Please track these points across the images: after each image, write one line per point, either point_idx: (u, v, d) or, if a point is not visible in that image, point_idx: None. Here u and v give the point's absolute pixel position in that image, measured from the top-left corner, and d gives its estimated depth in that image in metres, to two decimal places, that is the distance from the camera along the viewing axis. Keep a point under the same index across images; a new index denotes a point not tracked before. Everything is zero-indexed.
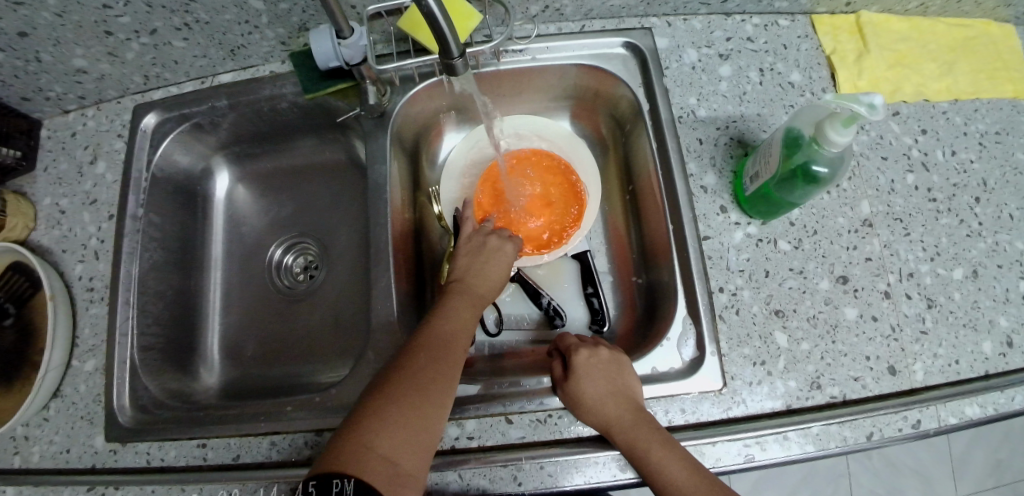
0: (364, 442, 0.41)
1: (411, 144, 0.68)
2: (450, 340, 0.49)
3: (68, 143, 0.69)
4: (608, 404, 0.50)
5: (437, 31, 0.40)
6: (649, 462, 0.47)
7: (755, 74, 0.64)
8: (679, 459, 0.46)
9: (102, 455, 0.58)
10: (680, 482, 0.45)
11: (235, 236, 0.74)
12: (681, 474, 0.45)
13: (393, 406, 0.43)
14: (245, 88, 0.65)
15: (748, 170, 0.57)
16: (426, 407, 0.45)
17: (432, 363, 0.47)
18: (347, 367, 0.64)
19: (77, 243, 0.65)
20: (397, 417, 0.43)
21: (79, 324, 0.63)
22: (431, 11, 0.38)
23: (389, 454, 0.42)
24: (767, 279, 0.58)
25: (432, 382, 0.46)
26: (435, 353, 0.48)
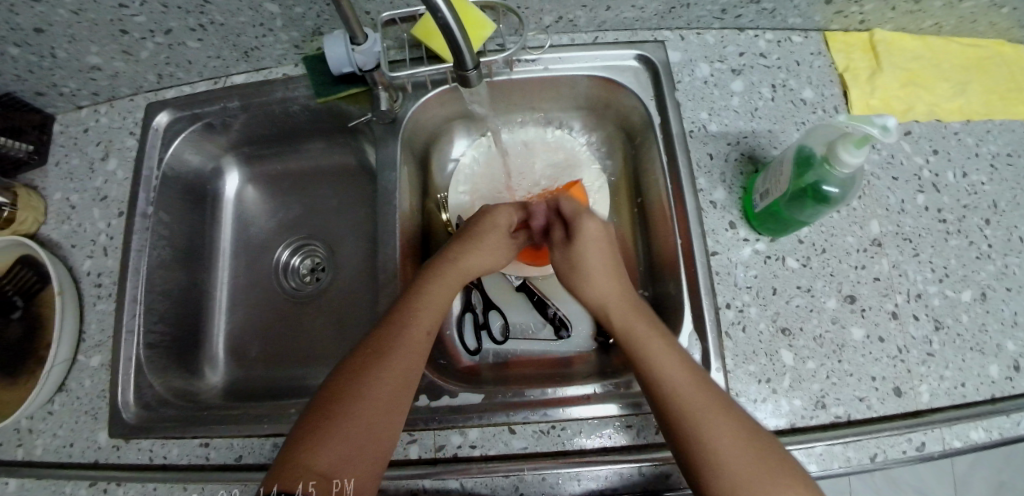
0: (301, 461, 0.44)
1: (421, 151, 0.68)
2: (400, 355, 0.49)
3: (80, 138, 0.70)
4: (603, 281, 0.55)
5: (454, 45, 0.40)
6: (650, 354, 0.49)
7: (768, 90, 0.64)
8: (679, 358, 0.49)
9: (105, 450, 0.59)
10: (672, 377, 0.48)
11: (244, 236, 0.74)
12: (680, 369, 0.48)
13: (335, 421, 0.46)
14: (258, 90, 0.65)
15: (758, 187, 0.57)
16: (367, 427, 0.46)
17: (376, 380, 0.47)
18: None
19: (85, 239, 0.66)
20: (337, 436, 0.45)
21: (86, 319, 0.63)
22: (447, 23, 0.38)
23: (327, 472, 0.43)
24: (775, 296, 0.58)
25: (375, 400, 0.47)
26: (382, 369, 0.48)
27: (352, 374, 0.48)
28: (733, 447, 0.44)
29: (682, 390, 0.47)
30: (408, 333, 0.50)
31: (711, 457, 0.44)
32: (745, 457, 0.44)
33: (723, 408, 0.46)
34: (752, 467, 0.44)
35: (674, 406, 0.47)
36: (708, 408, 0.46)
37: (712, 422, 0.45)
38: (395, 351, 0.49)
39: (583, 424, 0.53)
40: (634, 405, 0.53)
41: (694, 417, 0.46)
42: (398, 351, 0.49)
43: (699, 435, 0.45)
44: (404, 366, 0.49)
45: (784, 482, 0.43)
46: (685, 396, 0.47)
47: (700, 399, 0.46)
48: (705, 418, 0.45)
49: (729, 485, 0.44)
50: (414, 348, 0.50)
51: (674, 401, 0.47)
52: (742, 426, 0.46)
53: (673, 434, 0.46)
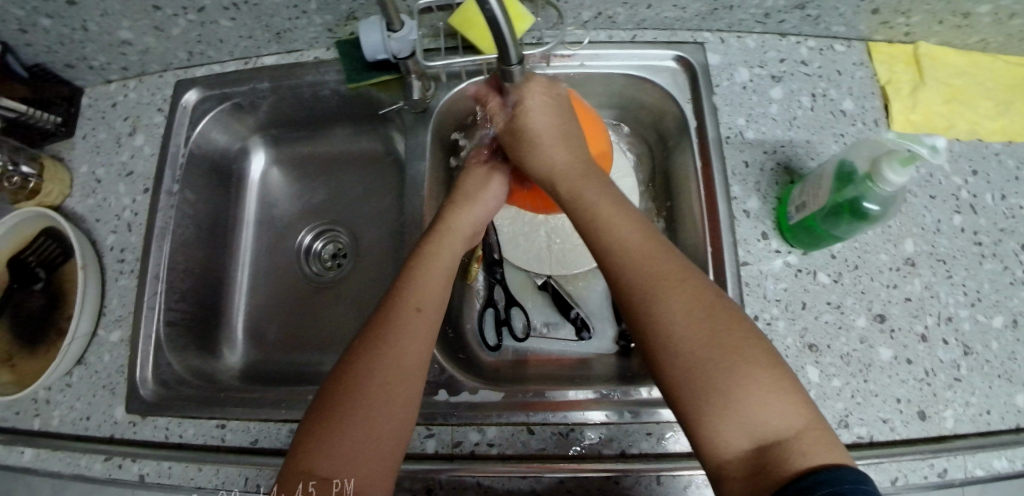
0: (307, 466, 0.42)
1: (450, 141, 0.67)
2: (401, 343, 0.47)
3: (108, 113, 0.69)
4: (552, 145, 0.52)
5: (500, 43, 0.39)
6: (602, 226, 0.47)
7: (807, 99, 0.62)
8: (640, 231, 0.46)
9: (121, 426, 0.59)
10: (627, 253, 0.44)
11: (267, 218, 0.74)
12: (634, 242, 0.45)
13: (334, 420, 0.43)
14: (288, 72, 0.64)
15: (794, 199, 0.56)
16: (372, 423, 0.43)
17: (377, 372, 0.45)
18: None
19: (110, 213, 0.66)
20: (340, 437, 0.43)
21: (107, 294, 0.63)
22: (494, 17, 0.36)
23: (332, 475, 0.41)
24: (803, 311, 0.57)
25: (377, 392, 0.44)
26: (382, 359, 0.46)
27: (350, 368, 0.45)
28: (688, 323, 0.40)
29: (636, 263, 0.44)
30: (404, 316, 0.48)
31: (663, 334, 0.40)
32: (700, 333, 0.39)
33: (683, 282, 0.42)
34: (708, 346, 0.39)
35: (629, 284, 0.43)
36: (664, 281, 0.42)
37: (663, 296, 0.41)
38: (395, 338, 0.47)
39: (602, 429, 0.53)
40: (656, 413, 0.52)
41: (649, 291, 0.42)
42: (397, 337, 0.46)
43: (651, 308, 0.41)
44: (407, 355, 0.46)
45: (748, 367, 0.38)
46: (641, 267, 0.43)
47: (657, 273, 0.43)
48: (660, 292, 0.42)
49: (681, 363, 0.39)
50: (413, 332, 0.47)
51: (627, 275, 0.43)
52: (702, 300, 0.41)
53: (627, 311, 0.43)
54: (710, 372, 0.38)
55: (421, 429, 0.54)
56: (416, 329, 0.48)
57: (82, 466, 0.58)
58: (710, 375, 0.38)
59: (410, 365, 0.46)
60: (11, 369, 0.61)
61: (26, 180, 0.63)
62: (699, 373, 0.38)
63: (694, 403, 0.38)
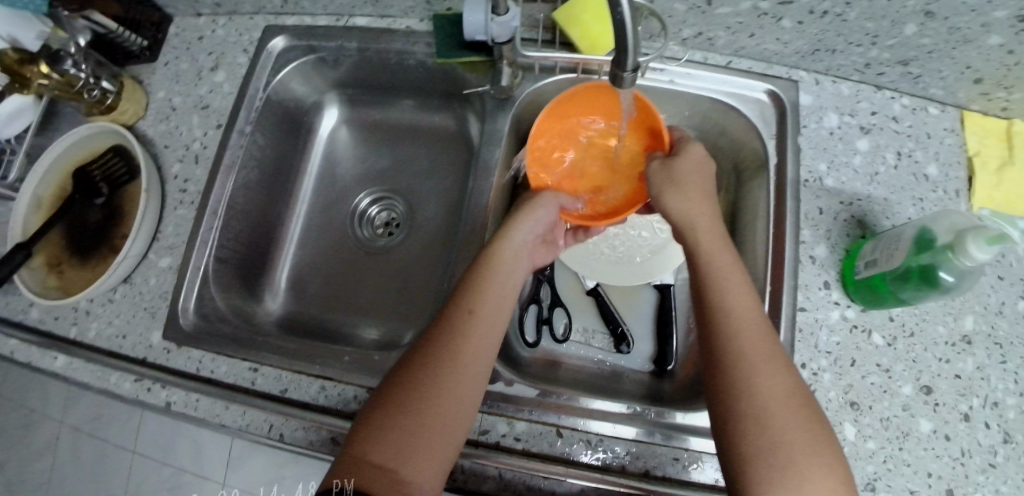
0: (363, 451, 0.42)
1: (525, 132, 0.66)
2: (463, 336, 0.46)
3: (193, 44, 0.70)
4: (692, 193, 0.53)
5: (618, 45, 0.38)
6: (717, 291, 0.48)
7: (892, 156, 0.61)
8: (749, 302, 0.47)
9: (155, 350, 0.60)
10: (735, 314, 0.46)
11: (328, 174, 0.74)
12: (745, 316, 0.46)
13: (391, 417, 0.43)
14: (377, 35, 0.64)
15: (865, 255, 0.55)
16: (427, 413, 0.43)
17: (440, 367, 0.45)
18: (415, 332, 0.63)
19: (180, 142, 0.66)
20: (397, 424, 0.42)
21: (163, 221, 0.64)
22: (621, 20, 0.36)
23: (386, 462, 0.41)
24: (852, 367, 0.56)
25: (440, 383, 0.44)
26: (445, 353, 0.45)
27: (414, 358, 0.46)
28: (778, 408, 0.42)
29: (745, 341, 0.45)
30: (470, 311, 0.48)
31: (754, 411, 0.42)
32: (788, 420, 0.41)
33: (781, 369, 0.44)
34: (796, 428, 0.41)
35: (732, 340, 0.45)
36: (767, 361, 0.44)
37: (758, 381, 0.43)
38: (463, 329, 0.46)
39: (631, 445, 0.52)
40: (685, 440, 0.51)
41: (750, 367, 0.44)
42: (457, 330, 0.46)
43: (746, 384, 0.43)
44: (467, 351, 0.46)
45: (818, 458, 0.41)
46: (745, 349, 0.45)
47: (760, 348, 0.44)
48: (760, 373, 0.43)
49: (767, 429, 0.41)
50: (481, 328, 0.47)
51: (724, 348, 0.45)
52: (795, 390, 0.43)
53: (719, 382, 0.44)
54: (785, 453, 0.40)
55: None
56: (484, 324, 0.47)
57: (111, 383, 0.59)
58: (785, 456, 0.40)
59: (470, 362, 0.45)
60: (59, 275, 0.64)
61: (105, 95, 0.65)
62: (777, 452, 0.40)
63: (769, 471, 0.40)
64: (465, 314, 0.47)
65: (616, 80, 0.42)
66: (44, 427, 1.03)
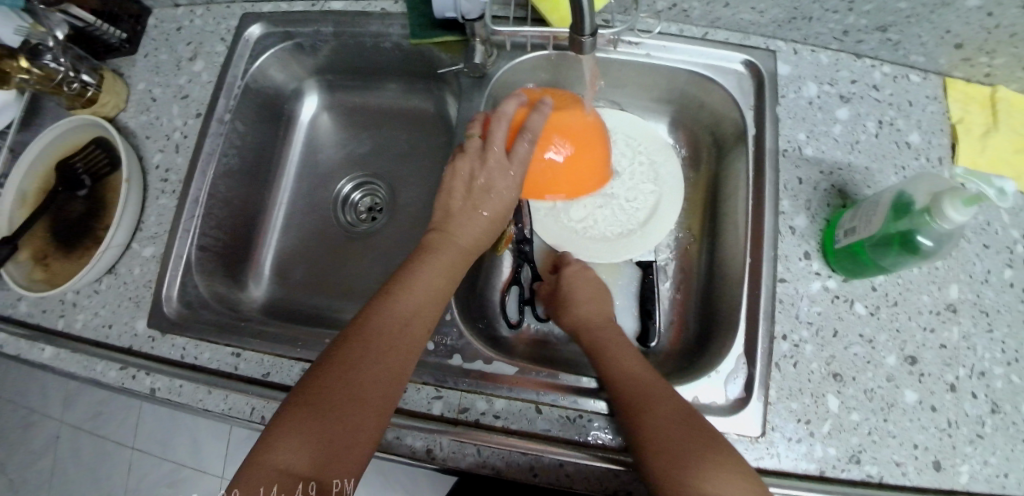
0: (274, 459, 0.40)
1: None
2: (394, 339, 0.46)
3: (172, 36, 0.71)
4: (582, 302, 0.57)
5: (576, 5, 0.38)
6: (601, 353, 0.52)
7: (873, 125, 0.60)
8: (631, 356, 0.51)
9: (140, 338, 0.60)
10: (616, 368, 0.50)
11: (311, 163, 0.75)
12: (630, 372, 0.49)
13: (308, 420, 0.41)
14: (351, 20, 0.65)
15: (844, 223, 0.54)
16: (347, 416, 0.42)
17: (366, 364, 0.44)
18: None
19: (161, 133, 0.67)
20: (306, 429, 0.41)
21: (146, 210, 0.64)
22: None
23: (302, 467, 0.40)
24: (834, 338, 0.55)
25: (363, 389, 0.43)
26: (370, 355, 0.44)
27: (338, 354, 0.44)
28: (662, 431, 0.43)
29: (630, 386, 0.48)
30: (403, 317, 0.47)
31: (647, 443, 0.43)
32: (678, 441, 0.43)
33: (662, 398, 0.46)
34: (681, 443, 0.42)
35: (620, 387, 0.48)
36: (647, 394, 0.46)
37: (645, 418, 0.45)
38: (386, 346, 0.45)
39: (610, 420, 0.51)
40: None
41: (640, 407, 0.46)
42: (388, 333, 0.46)
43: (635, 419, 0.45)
44: (396, 359, 0.45)
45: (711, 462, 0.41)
46: (631, 392, 0.47)
47: (640, 386, 0.47)
48: (646, 409, 0.45)
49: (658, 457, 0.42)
50: (407, 333, 0.47)
51: (616, 398, 0.48)
52: (679, 410, 0.45)
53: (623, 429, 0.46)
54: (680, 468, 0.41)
55: (429, 391, 0.53)
56: (414, 328, 0.47)
57: (98, 371, 0.59)
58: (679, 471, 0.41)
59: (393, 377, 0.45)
60: (44, 268, 0.64)
61: (84, 88, 0.65)
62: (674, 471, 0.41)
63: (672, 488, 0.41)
64: (384, 329, 0.46)
65: (577, 48, 0.41)
66: (46, 426, 1.05)
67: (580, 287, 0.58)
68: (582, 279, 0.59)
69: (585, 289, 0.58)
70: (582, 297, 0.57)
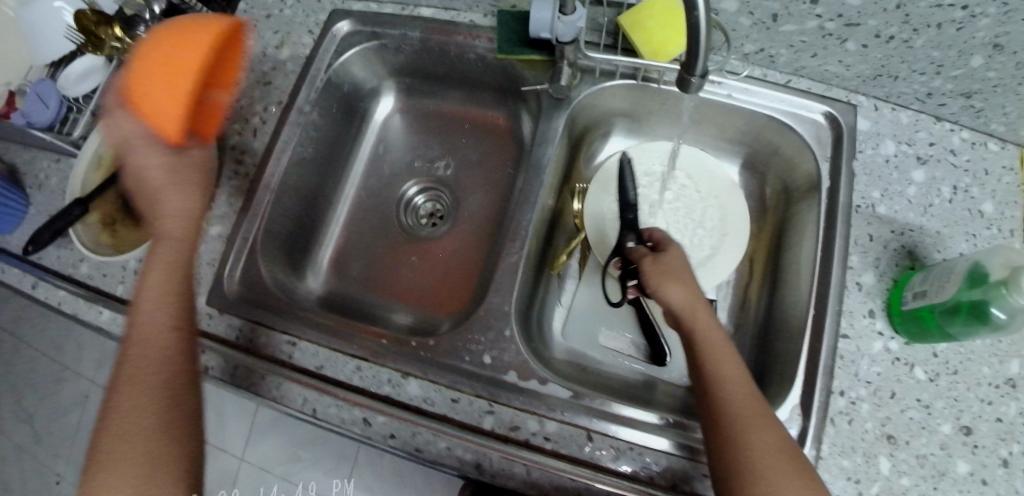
0: None
1: (579, 132, 0.67)
2: (139, 360, 0.46)
3: (260, 22, 0.72)
4: (688, 284, 0.52)
5: (692, 48, 0.38)
6: (707, 354, 0.49)
7: (948, 190, 0.60)
8: (736, 365, 0.48)
9: (198, 314, 0.61)
10: (725, 377, 0.47)
11: (378, 162, 0.76)
12: (743, 392, 0.46)
13: (100, 474, 0.42)
14: (439, 28, 0.66)
15: (913, 286, 0.54)
16: (122, 450, 0.42)
17: (127, 395, 0.44)
18: (450, 321, 0.64)
19: (240, 115, 0.68)
20: (98, 484, 0.41)
21: (218, 189, 0.66)
22: (695, 24, 0.36)
23: None
24: (891, 400, 0.55)
25: (126, 417, 0.43)
26: (130, 389, 0.44)
27: (112, 399, 0.44)
28: (769, 460, 0.43)
29: (737, 406, 0.46)
30: (156, 343, 0.47)
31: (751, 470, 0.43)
32: (781, 472, 0.43)
33: (767, 424, 0.45)
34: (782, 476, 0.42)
35: (727, 400, 0.46)
36: (753, 415, 0.45)
37: (751, 444, 0.44)
38: (143, 371, 0.45)
39: (662, 458, 0.50)
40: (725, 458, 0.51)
41: (742, 430, 0.44)
42: (148, 366, 0.45)
43: (734, 440, 0.44)
44: (155, 383, 0.45)
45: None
46: (738, 415, 0.45)
47: (746, 405, 0.46)
48: (750, 434, 0.44)
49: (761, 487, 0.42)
50: (155, 353, 0.46)
51: (721, 411, 0.46)
52: (782, 441, 0.44)
53: (713, 444, 0.46)
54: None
55: (482, 404, 0.53)
56: (150, 327, 0.47)
57: None
58: None
59: (172, 395, 0.45)
60: (112, 233, 0.66)
61: None
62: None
63: None
64: (142, 354, 0.46)
65: (683, 87, 0.41)
66: (75, 384, 1.07)
67: (683, 268, 0.53)
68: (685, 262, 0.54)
69: (689, 273, 0.53)
70: (686, 277, 0.52)
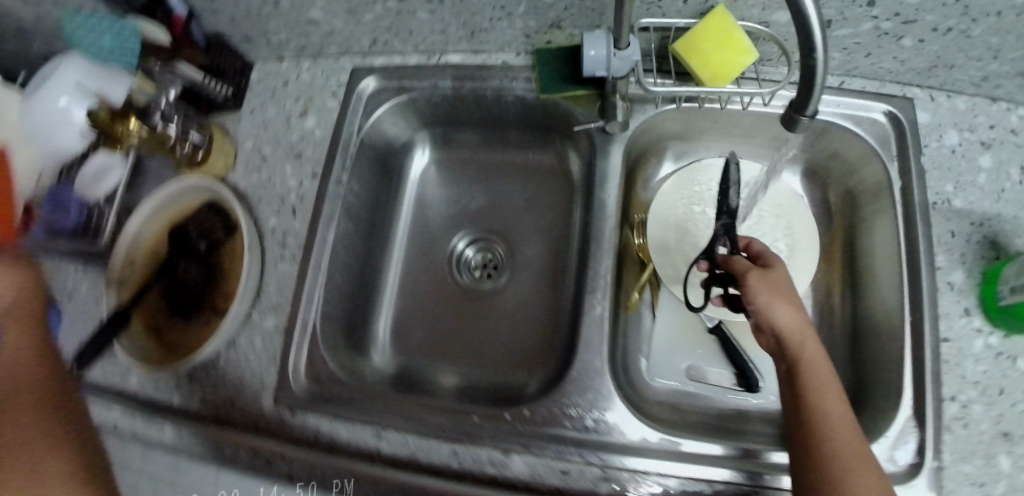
0: None
1: (636, 154, 0.67)
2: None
3: (278, 91, 0.69)
4: (793, 308, 0.49)
5: (807, 92, 0.38)
6: (813, 390, 0.46)
7: (1018, 172, 0.58)
8: (844, 408, 0.45)
9: (269, 416, 0.57)
10: (829, 420, 0.44)
11: (421, 217, 0.73)
12: (846, 440, 0.43)
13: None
14: (474, 74, 0.64)
15: (1006, 280, 0.52)
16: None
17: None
18: (536, 381, 0.62)
19: (274, 194, 0.64)
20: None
21: (265, 278, 0.62)
22: (812, 65, 0.36)
23: None
24: (1001, 397, 0.54)
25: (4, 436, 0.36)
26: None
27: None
28: None
29: (842, 447, 0.43)
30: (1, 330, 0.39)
31: None
32: None
33: (875, 482, 0.41)
34: None
35: (826, 444, 0.43)
36: (858, 468, 0.41)
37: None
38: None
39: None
40: None
41: (844, 474, 0.41)
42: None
43: (830, 489, 0.41)
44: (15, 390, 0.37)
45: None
46: (842, 457, 0.42)
47: (847, 453, 0.42)
48: (854, 479, 0.41)
49: None
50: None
51: (821, 457, 0.43)
52: None
53: (807, 486, 0.43)
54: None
55: (594, 469, 0.51)
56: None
57: (224, 453, 0.56)
58: None
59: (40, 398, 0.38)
60: (159, 340, 0.61)
61: (196, 150, 0.63)
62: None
63: None
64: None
65: (792, 124, 0.42)
66: None
67: (784, 288, 0.51)
68: (788, 281, 0.52)
69: (791, 295, 0.51)
70: (788, 298, 0.50)
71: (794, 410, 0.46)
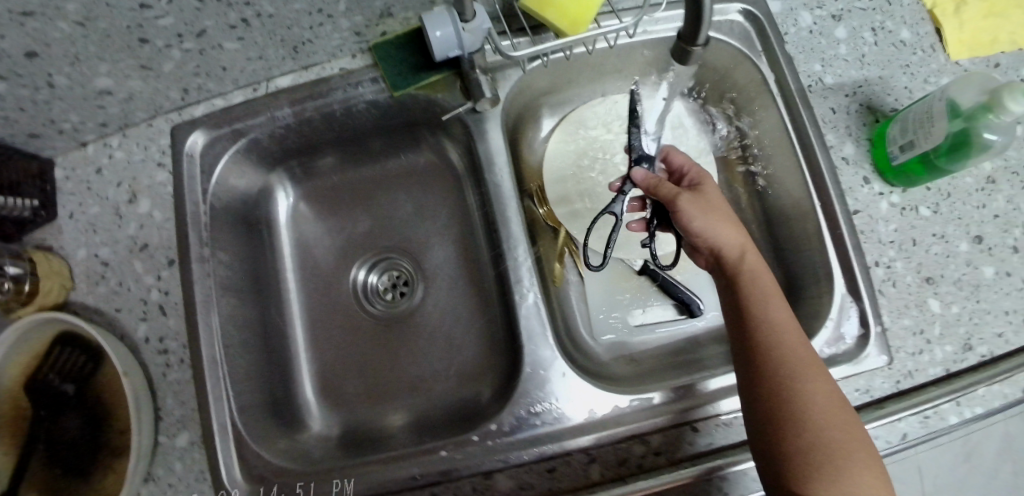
0: None
1: (513, 122, 0.62)
2: None
3: (94, 182, 0.59)
4: (729, 222, 0.50)
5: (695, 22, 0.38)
6: (756, 293, 0.46)
7: (870, 34, 0.60)
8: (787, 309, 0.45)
9: None
10: (773, 320, 0.44)
11: (309, 263, 0.65)
12: (791, 336, 0.43)
13: None
14: (313, 92, 0.56)
15: (893, 139, 0.54)
16: None
17: None
18: (488, 386, 0.58)
19: (133, 299, 0.56)
20: None
21: (159, 393, 0.53)
22: None
23: None
24: (915, 247, 0.56)
25: None
26: None
27: None
28: (819, 405, 0.40)
29: (787, 350, 0.42)
30: None
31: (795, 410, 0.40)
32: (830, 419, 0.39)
33: (820, 373, 0.42)
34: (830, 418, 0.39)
35: (774, 341, 0.43)
36: (804, 359, 0.42)
37: (796, 388, 0.41)
38: None
39: None
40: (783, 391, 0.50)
41: (787, 373, 0.41)
42: None
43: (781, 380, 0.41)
44: None
45: (861, 457, 0.38)
46: (788, 358, 0.42)
47: (794, 347, 0.43)
48: (799, 377, 0.41)
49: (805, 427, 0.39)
50: None
51: (768, 352, 0.43)
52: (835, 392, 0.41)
53: (750, 381, 0.42)
54: (822, 456, 0.38)
55: (580, 456, 0.49)
56: None
57: None
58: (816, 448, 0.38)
59: None
60: None
61: (18, 282, 0.52)
62: (811, 453, 0.38)
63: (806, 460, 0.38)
64: None
65: (683, 55, 0.42)
66: None
67: (718, 203, 0.51)
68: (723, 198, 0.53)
69: (725, 210, 0.51)
70: (722, 211, 0.51)
71: (737, 321, 0.46)
